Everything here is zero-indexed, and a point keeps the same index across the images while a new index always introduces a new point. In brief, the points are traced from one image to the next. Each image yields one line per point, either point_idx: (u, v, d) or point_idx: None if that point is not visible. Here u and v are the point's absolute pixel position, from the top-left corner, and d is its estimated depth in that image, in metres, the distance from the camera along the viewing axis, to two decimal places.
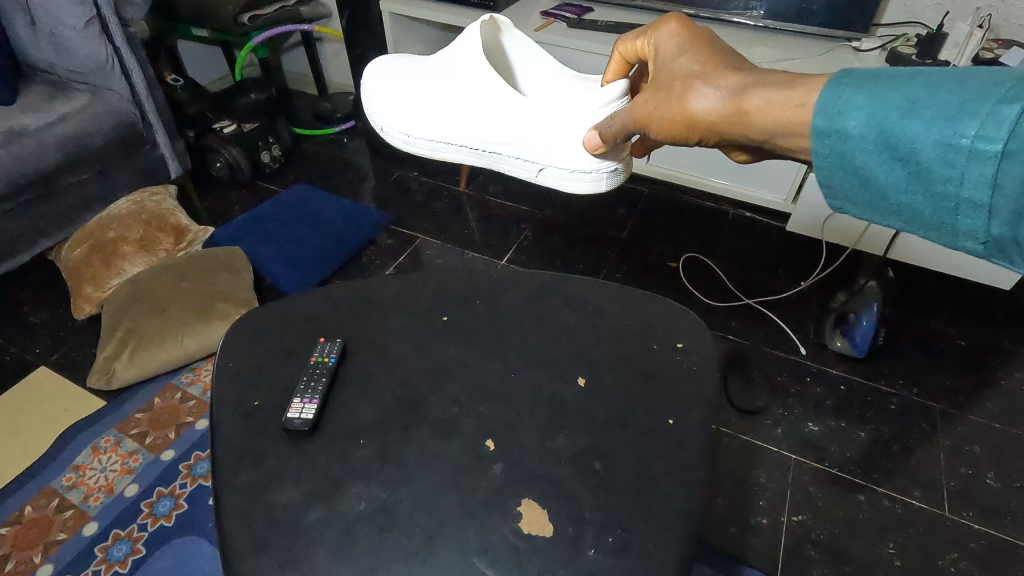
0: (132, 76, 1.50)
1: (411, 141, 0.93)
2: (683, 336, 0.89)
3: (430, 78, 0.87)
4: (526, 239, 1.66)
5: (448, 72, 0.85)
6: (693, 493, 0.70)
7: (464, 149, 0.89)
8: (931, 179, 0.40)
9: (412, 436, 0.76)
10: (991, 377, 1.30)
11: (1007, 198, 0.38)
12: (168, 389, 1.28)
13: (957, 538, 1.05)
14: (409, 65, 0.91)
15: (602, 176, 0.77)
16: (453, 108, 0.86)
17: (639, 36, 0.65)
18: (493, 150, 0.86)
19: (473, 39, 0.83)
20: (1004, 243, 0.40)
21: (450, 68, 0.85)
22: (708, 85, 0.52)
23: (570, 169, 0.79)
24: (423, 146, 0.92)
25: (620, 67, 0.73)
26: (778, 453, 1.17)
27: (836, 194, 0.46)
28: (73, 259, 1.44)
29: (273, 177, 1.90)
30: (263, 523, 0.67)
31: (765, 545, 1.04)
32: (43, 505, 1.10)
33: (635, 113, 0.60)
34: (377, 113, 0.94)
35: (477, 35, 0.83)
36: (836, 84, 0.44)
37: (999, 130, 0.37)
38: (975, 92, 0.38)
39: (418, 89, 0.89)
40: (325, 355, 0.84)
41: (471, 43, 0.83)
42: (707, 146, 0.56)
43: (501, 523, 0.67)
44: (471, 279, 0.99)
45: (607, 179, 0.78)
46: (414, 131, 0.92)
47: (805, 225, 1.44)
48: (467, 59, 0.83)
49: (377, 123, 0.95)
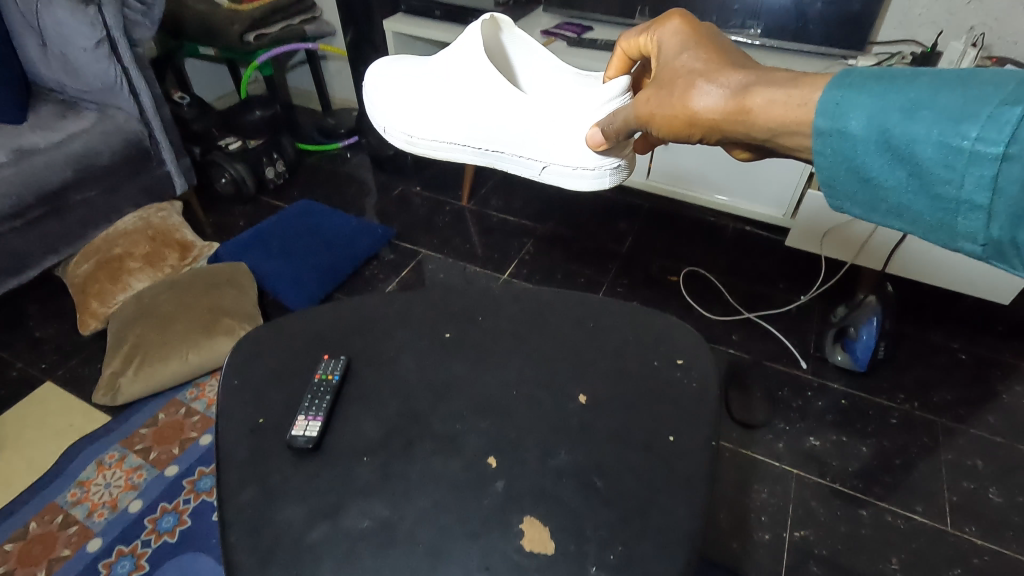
0: (140, 95, 1.54)
1: (414, 142, 0.93)
2: (683, 352, 0.90)
3: (432, 77, 0.87)
4: (527, 253, 1.67)
5: (450, 72, 0.85)
6: (694, 510, 0.71)
7: (467, 148, 0.90)
8: (931, 180, 0.39)
9: (415, 454, 0.77)
10: (992, 391, 1.31)
11: (1007, 200, 0.37)
12: (173, 404, 1.29)
13: (960, 553, 1.05)
14: (409, 66, 0.91)
15: (604, 173, 0.78)
16: (454, 107, 0.86)
17: (642, 32, 0.66)
18: (496, 150, 0.87)
19: (474, 37, 0.83)
20: (1004, 247, 0.38)
21: (452, 69, 0.85)
22: (710, 83, 0.52)
23: (573, 166, 0.80)
24: (425, 146, 0.93)
25: (622, 64, 0.74)
26: (779, 467, 1.18)
27: (835, 193, 0.45)
28: (79, 275, 1.45)
29: (277, 192, 1.92)
30: (267, 541, 0.68)
31: (768, 561, 1.04)
32: (48, 521, 1.10)
33: (637, 111, 0.60)
34: (379, 113, 0.94)
35: (477, 34, 0.83)
36: (838, 83, 0.43)
37: (1001, 133, 0.36)
38: (978, 93, 0.37)
39: (420, 88, 0.89)
40: (330, 372, 0.85)
41: (472, 42, 0.83)
42: (709, 143, 0.55)
43: (502, 540, 0.68)
44: (472, 295, 1.00)
45: (609, 176, 0.78)
46: (415, 132, 0.92)
47: (803, 241, 1.43)
48: (469, 60, 0.83)
49: (379, 125, 0.96)
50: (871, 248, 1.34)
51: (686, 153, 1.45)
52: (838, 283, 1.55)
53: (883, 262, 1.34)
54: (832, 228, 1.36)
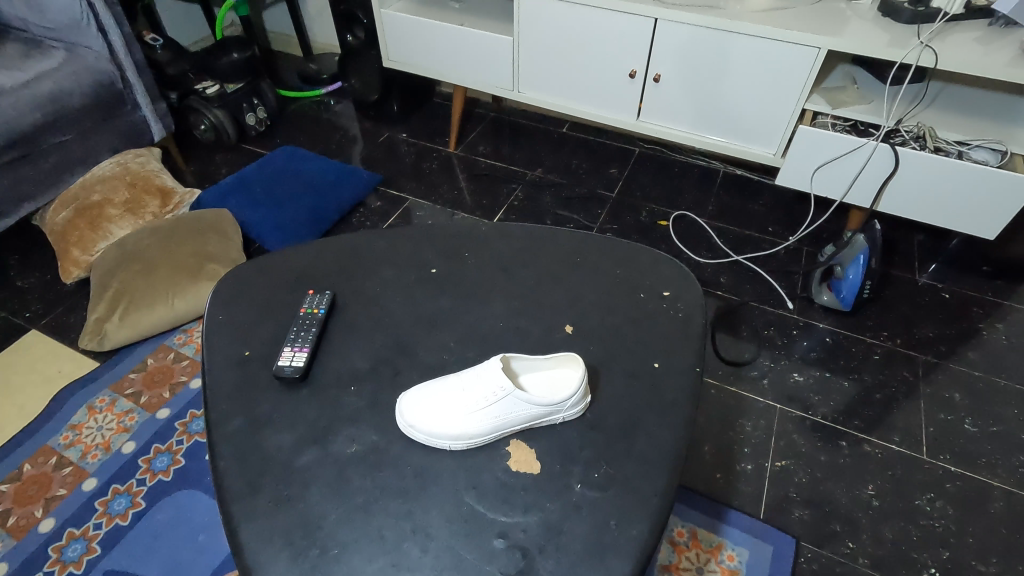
0: (109, 33, 1.46)
1: (416, 423, 0.70)
2: (670, 285, 0.90)
3: (466, 405, 0.70)
4: (516, 199, 1.65)
5: (477, 398, 0.70)
6: (676, 432, 0.72)
7: (469, 404, 0.70)
8: None
9: (401, 381, 0.77)
10: (973, 328, 1.32)
11: None
12: (162, 349, 1.28)
13: (934, 478, 1.09)
14: (453, 414, 0.70)
15: (567, 406, 0.71)
16: (471, 408, 0.70)
17: None
18: (489, 394, 0.70)
19: (501, 379, 0.71)
20: None
21: (483, 399, 0.70)
22: None
23: (553, 405, 0.70)
24: (424, 414, 0.71)
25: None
26: (764, 402, 1.20)
27: None
28: (57, 223, 1.42)
29: (259, 140, 1.87)
30: (258, 466, 0.69)
31: (751, 488, 1.08)
32: (42, 463, 1.11)
33: None
34: (413, 416, 0.71)
35: (502, 378, 0.71)
36: None
37: None
38: None
39: (453, 414, 0.70)
40: (315, 306, 0.85)
41: (496, 379, 0.71)
42: None
43: (491, 462, 0.69)
44: (459, 233, 0.99)
45: (571, 407, 0.71)
46: (422, 406, 0.71)
47: (794, 179, 1.38)
48: (491, 391, 0.70)
49: (405, 419, 0.71)
50: (862, 183, 1.31)
51: (677, 89, 1.41)
52: (827, 227, 1.55)
53: (873, 199, 1.32)
54: (825, 162, 1.32)
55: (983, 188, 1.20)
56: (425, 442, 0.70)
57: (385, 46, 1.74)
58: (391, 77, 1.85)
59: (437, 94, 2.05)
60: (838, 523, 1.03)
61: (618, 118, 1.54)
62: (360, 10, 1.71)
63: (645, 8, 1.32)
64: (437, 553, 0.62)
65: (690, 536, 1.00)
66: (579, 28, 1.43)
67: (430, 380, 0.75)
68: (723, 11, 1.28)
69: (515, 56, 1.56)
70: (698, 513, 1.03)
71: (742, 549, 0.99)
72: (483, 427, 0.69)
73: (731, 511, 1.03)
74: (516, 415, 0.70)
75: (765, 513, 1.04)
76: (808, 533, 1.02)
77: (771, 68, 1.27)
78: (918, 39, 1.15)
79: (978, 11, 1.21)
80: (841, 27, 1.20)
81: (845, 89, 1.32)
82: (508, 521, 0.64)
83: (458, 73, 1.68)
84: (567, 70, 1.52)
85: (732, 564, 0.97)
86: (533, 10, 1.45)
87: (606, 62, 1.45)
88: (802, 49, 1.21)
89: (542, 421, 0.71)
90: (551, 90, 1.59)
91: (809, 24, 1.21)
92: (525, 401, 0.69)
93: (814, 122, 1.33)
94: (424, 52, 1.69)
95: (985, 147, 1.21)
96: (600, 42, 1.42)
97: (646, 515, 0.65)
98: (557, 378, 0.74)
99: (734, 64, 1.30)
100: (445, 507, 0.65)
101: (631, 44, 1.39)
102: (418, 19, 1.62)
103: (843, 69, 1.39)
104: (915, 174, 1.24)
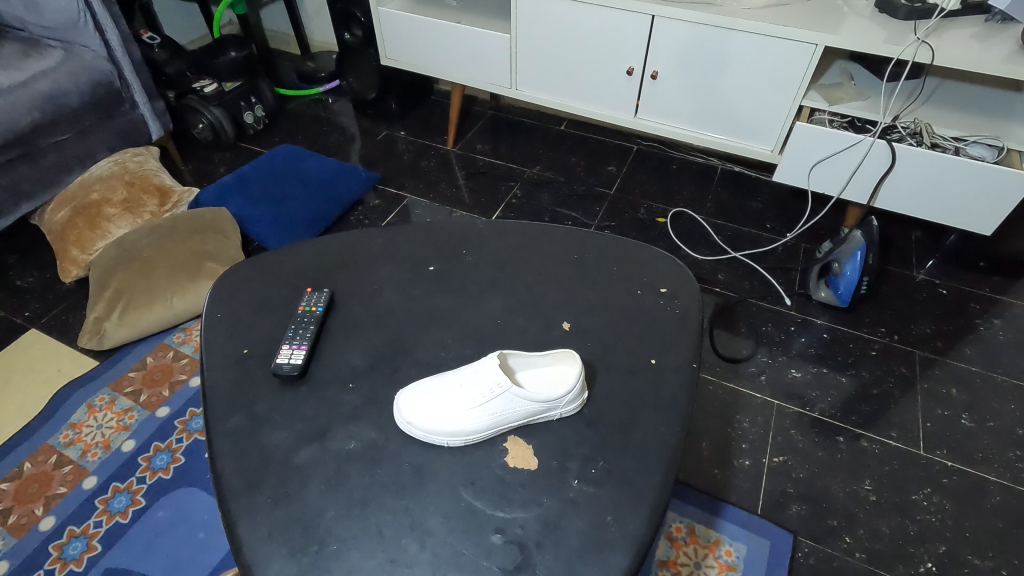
0: (106, 32, 1.46)
1: (414, 421, 0.70)
2: (668, 281, 0.91)
3: (464, 403, 0.70)
4: (514, 197, 1.65)
5: (475, 396, 0.71)
6: (673, 428, 0.73)
7: (468, 401, 0.70)
8: None
9: (400, 379, 0.78)
10: (970, 324, 1.33)
11: None
12: (161, 348, 1.29)
13: (931, 473, 1.10)
14: (452, 411, 0.70)
15: (564, 403, 0.71)
16: (469, 405, 0.70)
17: None
18: (488, 392, 0.70)
19: (499, 376, 0.71)
20: None
21: (482, 397, 0.70)
22: None
23: (550, 402, 0.70)
24: (422, 412, 0.71)
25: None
26: (761, 399, 1.21)
27: None
28: (56, 222, 1.42)
29: (257, 138, 1.87)
30: (256, 463, 0.69)
31: (748, 484, 1.08)
32: (42, 461, 1.11)
33: None
34: (411, 414, 0.71)
35: (500, 376, 0.71)
36: None
37: None
38: None
39: (452, 410, 0.70)
40: (313, 304, 0.85)
41: (493, 377, 0.71)
42: None
43: (489, 458, 0.69)
44: (458, 230, 0.99)
45: (568, 403, 0.72)
46: (420, 404, 0.72)
47: (790, 176, 1.38)
48: (489, 388, 0.70)
49: (403, 416, 0.71)
50: (860, 178, 1.31)
51: (675, 86, 1.41)
52: (825, 223, 1.55)
53: (870, 195, 1.32)
54: (822, 158, 1.32)
55: (980, 184, 1.20)
56: (423, 439, 0.70)
57: (383, 44, 1.74)
58: (389, 75, 1.85)
59: (436, 92, 2.05)
60: (836, 519, 1.04)
61: (616, 115, 1.54)
62: (359, 8, 1.71)
63: (642, 5, 1.32)
64: (435, 549, 0.62)
65: (688, 531, 1.01)
66: (576, 26, 1.43)
67: (429, 377, 0.75)
68: (721, 8, 1.28)
69: (513, 54, 1.56)
70: (696, 509, 1.04)
71: (739, 544, 0.99)
72: (481, 425, 0.70)
73: (728, 506, 1.04)
74: (513, 412, 0.70)
75: (762, 508, 1.05)
76: (806, 527, 1.03)
77: (769, 65, 1.27)
78: (914, 36, 1.15)
79: (976, 6, 1.21)
80: (838, 24, 1.20)
81: (842, 85, 1.32)
82: (506, 517, 0.65)
83: (456, 71, 1.68)
84: (566, 68, 1.52)
85: (730, 559, 0.98)
86: (531, 8, 1.45)
87: (604, 59, 1.45)
88: (799, 46, 1.21)
89: (539, 417, 0.72)
90: (549, 88, 1.59)
91: (806, 21, 1.21)
92: (522, 398, 0.69)
93: (811, 118, 1.34)
94: (421, 50, 1.69)
95: (982, 143, 1.21)
96: (598, 39, 1.42)
97: (642, 511, 0.65)
98: (554, 375, 0.75)
99: (731, 61, 1.31)
100: (443, 503, 0.66)
101: (629, 42, 1.39)
102: (417, 17, 1.62)
103: (840, 65, 1.39)
104: (913, 169, 1.24)
